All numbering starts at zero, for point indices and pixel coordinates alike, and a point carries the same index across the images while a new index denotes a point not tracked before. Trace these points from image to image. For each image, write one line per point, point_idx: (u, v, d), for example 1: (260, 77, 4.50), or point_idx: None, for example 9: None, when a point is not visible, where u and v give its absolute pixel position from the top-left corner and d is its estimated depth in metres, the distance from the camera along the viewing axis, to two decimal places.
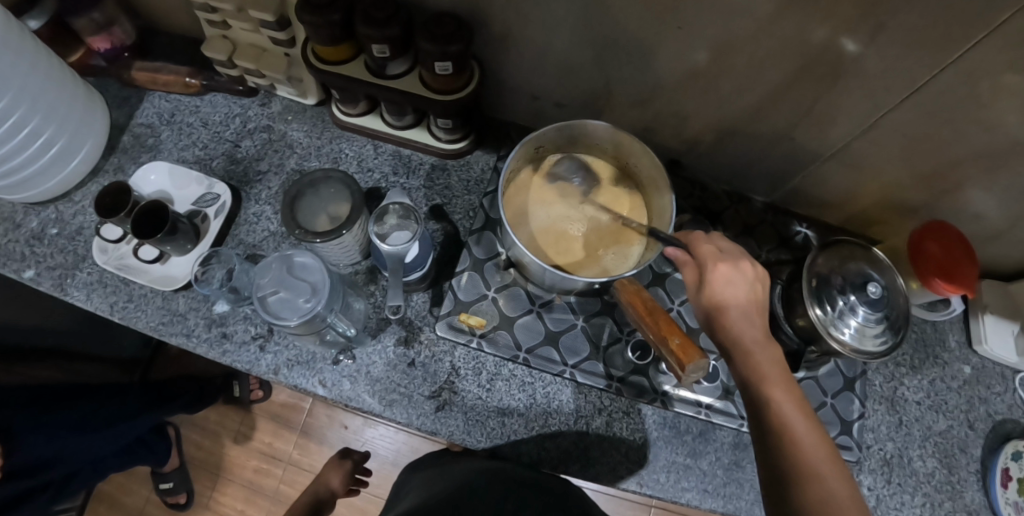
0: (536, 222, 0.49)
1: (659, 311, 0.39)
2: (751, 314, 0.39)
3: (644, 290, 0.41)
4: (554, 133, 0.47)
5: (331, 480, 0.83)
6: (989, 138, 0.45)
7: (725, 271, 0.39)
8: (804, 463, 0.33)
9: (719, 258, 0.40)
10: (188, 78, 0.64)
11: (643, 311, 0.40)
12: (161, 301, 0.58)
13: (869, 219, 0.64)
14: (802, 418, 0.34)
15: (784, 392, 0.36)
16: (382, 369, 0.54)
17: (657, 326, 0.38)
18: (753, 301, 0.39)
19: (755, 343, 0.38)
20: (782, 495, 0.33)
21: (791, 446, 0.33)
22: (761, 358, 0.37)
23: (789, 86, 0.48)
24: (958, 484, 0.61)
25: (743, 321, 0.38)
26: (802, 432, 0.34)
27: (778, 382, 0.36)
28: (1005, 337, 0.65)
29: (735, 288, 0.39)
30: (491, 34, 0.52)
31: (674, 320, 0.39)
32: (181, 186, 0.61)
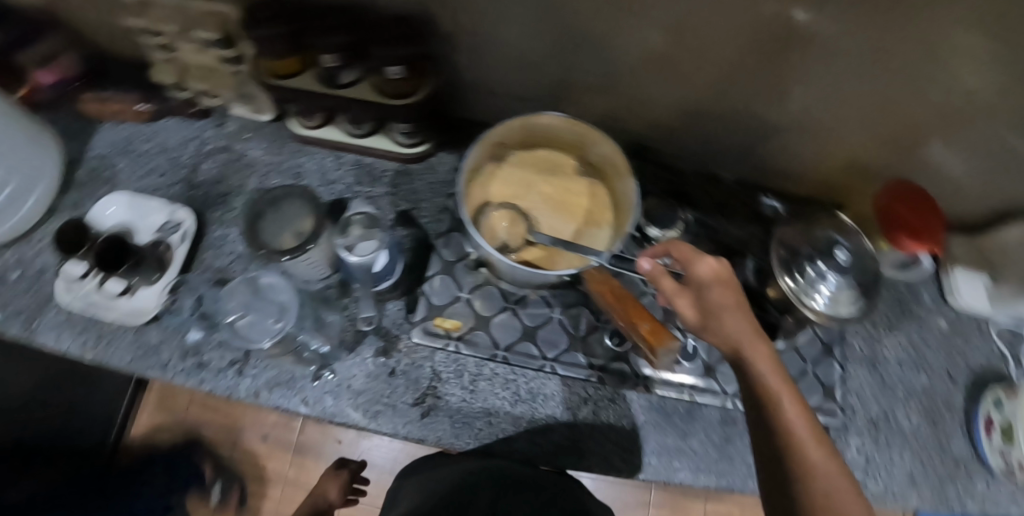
0: (517, 215, 0.48)
1: (626, 296, 0.41)
2: (741, 304, 0.38)
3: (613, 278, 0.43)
4: (510, 128, 0.47)
5: (328, 490, 0.85)
6: (942, 96, 0.46)
7: (702, 268, 0.39)
8: (800, 458, 0.31)
9: (694, 259, 0.40)
10: (138, 105, 0.62)
11: (614, 300, 0.41)
12: (133, 336, 0.57)
13: (837, 185, 0.65)
14: (797, 410, 0.33)
15: (778, 384, 0.34)
16: (363, 381, 0.54)
17: (625, 312, 0.41)
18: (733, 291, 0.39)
19: (748, 332, 0.36)
20: (780, 492, 0.32)
21: (787, 441, 0.32)
22: (755, 349, 0.36)
23: (744, 61, 0.47)
24: (944, 437, 0.63)
25: (731, 315, 0.37)
26: (797, 426, 0.32)
27: (771, 372, 0.34)
28: (978, 290, 0.66)
29: (715, 282, 0.39)
30: (442, 35, 0.51)
31: (642, 305, 0.41)
32: (144, 216, 0.60)
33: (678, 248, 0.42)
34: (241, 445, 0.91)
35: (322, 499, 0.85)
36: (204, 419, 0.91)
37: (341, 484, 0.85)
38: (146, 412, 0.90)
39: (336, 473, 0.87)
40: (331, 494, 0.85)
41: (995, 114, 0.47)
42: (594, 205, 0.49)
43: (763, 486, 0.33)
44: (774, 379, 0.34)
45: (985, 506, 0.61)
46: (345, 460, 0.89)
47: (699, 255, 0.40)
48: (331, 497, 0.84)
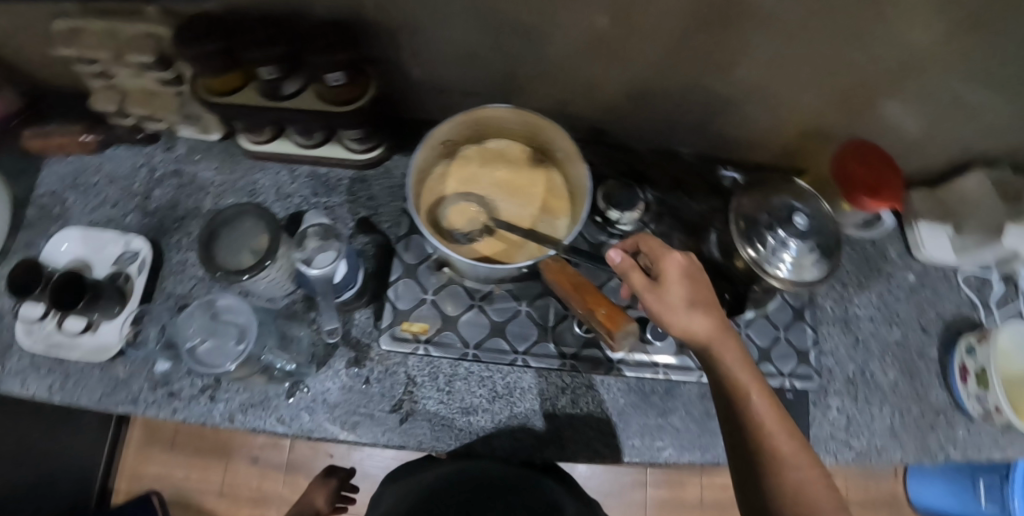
0: (484, 214, 0.47)
1: (584, 283, 0.41)
2: (711, 301, 0.38)
3: (569, 264, 0.42)
4: (456, 125, 0.46)
5: (316, 498, 0.83)
6: (885, 52, 0.46)
7: (670, 263, 0.39)
8: (775, 456, 0.33)
9: (663, 252, 0.40)
10: (83, 136, 0.59)
11: (570, 287, 0.41)
12: (100, 372, 0.55)
13: (795, 151, 0.65)
14: (770, 408, 0.35)
15: (751, 385, 0.36)
16: (338, 394, 0.53)
17: (583, 299, 0.41)
18: (703, 285, 0.39)
19: (721, 331, 0.37)
20: (755, 487, 0.34)
21: (762, 441, 0.34)
22: (727, 348, 0.37)
23: (688, 36, 0.47)
24: (922, 388, 0.63)
25: (701, 311, 0.37)
26: (772, 425, 0.34)
27: (745, 372, 0.36)
28: (942, 240, 0.67)
29: (682, 277, 0.39)
30: (381, 37, 0.51)
31: (601, 291, 0.41)
32: (100, 249, 0.59)
33: (647, 242, 0.41)
34: (233, 469, 0.90)
35: (309, 506, 0.82)
36: (194, 447, 0.90)
37: (329, 492, 0.84)
38: (132, 446, 0.89)
39: (325, 481, 0.85)
40: (319, 503, 0.82)
41: (939, 64, 0.47)
42: (550, 195, 0.49)
43: (737, 478, 0.36)
44: (747, 379, 0.36)
45: (967, 452, 0.62)
46: (335, 466, 0.88)
47: (667, 249, 0.40)
48: (319, 505, 0.82)
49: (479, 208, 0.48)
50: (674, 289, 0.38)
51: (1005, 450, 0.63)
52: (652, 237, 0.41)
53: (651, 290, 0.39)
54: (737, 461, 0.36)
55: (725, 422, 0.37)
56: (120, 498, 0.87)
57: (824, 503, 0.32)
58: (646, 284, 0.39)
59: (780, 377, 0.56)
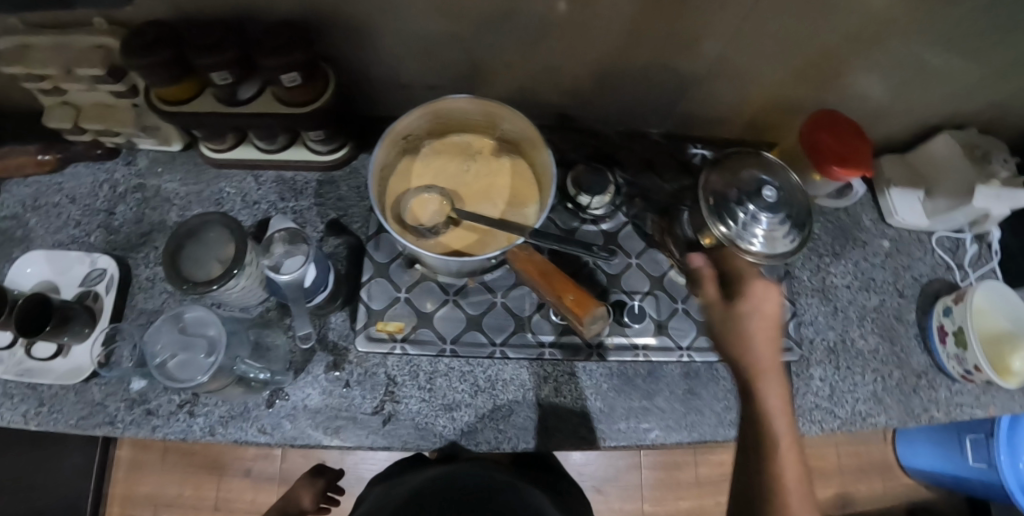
0: (448, 205, 0.46)
1: (552, 272, 0.42)
2: (773, 346, 0.41)
3: (540, 256, 0.43)
4: (415, 120, 0.45)
5: (303, 498, 0.78)
6: (845, 19, 0.46)
7: (756, 290, 0.42)
8: (784, 500, 0.36)
9: (755, 277, 0.43)
10: (40, 155, 0.57)
11: (540, 276, 0.42)
12: (75, 396, 0.53)
13: (765, 124, 0.65)
14: (791, 457, 0.38)
15: (783, 431, 0.38)
16: (319, 399, 0.52)
17: (553, 287, 0.41)
18: (773, 323, 0.41)
19: (772, 374, 0.40)
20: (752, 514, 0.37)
21: (778, 481, 0.37)
22: (773, 392, 0.40)
23: (648, 15, 0.46)
24: (903, 352, 0.64)
25: (763, 346, 0.40)
26: (789, 472, 0.37)
27: (781, 413, 0.39)
28: (913, 205, 0.68)
29: (755, 309, 0.41)
30: (337, 33, 0.49)
31: (570, 278, 0.42)
32: (66, 269, 0.56)
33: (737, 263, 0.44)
34: (226, 484, 0.88)
35: (294, 505, 0.77)
36: (185, 465, 0.88)
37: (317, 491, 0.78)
38: (120, 470, 0.87)
39: (313, 480, 0.80)
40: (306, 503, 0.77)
41: (898, 26, 0.47)
42: (519, 184, 0.48)
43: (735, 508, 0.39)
44: (780, 424, 0.38)
45: (950, 412, 0.63)
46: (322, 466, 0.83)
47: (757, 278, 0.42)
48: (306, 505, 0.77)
49: (443, 198, 0.46)
50: (744, 320, 0.41)
51: (987, 408, 0.64)
52: (741, 258, 0.45)
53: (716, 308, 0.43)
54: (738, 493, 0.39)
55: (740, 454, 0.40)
56: None
57: None
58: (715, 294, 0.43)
59: None
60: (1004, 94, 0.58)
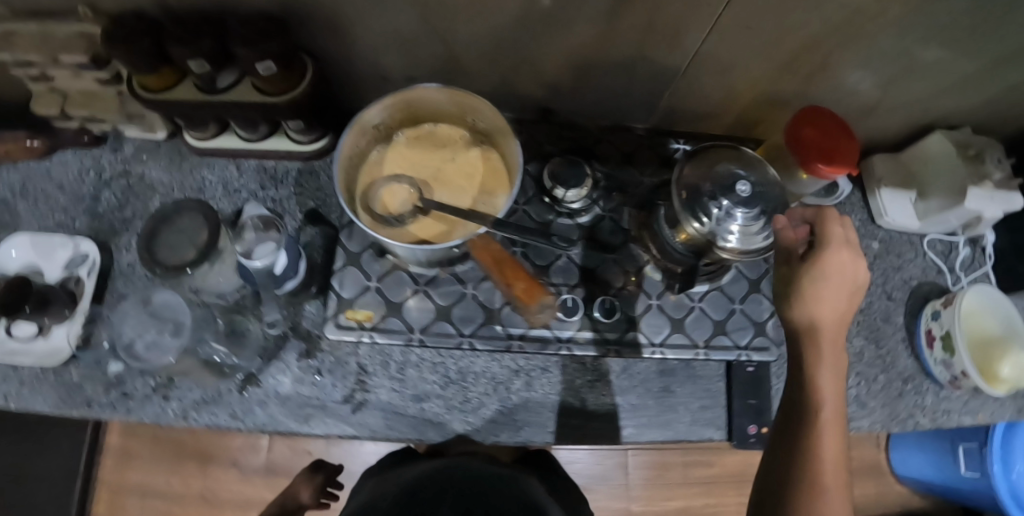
0: (416, 193, 0.46)
1: (504, 260, 0.51)
2: (836, 334, 0.45)
3: (493, 243, 0.51)
4: (384, 108, 0.45)
5: (300, 492, 0.77)
6: (829, 13, 0.44)
7: (843, 254, 0.45)
8: (818, 439, 0.42)
9: (844, 242, 0.45)
10: (28, 140, 0.58)
11: (492, 263, 0.51)
12: (54, 377, 0.54)
13: (751, 119, 0.64)
14: (833, 428, 0.43)
15: (831, 418, 0.43)
16: (290, 386, 0.53)
17: (504, 274, 0.51)
18: (847, 286, 0.45)
19: (831, 362, 0.44)
20: (788, 446, 0.43)
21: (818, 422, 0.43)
22: (827, 352, 0.44)
23: (626, 9, 0.45)
24: (889, 356, 0.63)
25: (830, 307, 0.44)
26: (829, 453, 0.42)
27: (833, 371, 0.44)
28: (904, 206, 0.66)
29: (832, 288, 0.44)
30: (312, 24, 0.49)
31: (523, 268, 0.51)
32: (49, 254, 0.57)
33: (828, 227, 0.46)
34: (213, 473, 0.89)
35: (293, 502, 0.75)
36: (172, 454, 0.88)
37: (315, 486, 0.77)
38: (109, 458, 0.87)
39: (310, 476, 0.79)
40: (303, 496, 0.76)
41: (887, 21, 0.46)
42: (489, 175, 0.48)
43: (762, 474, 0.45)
44: (830, 411, 0.43)
45: (937, 418, 0.62)
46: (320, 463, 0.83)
47: (841, 244, 0.45)
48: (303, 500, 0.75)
49: (411, 187, 0.46)
50: (818, 279, 0.45)
51: (976, 414, 0.62)
52: (838, 226, 0.46)
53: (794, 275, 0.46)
54: (771, 464, 0.44)
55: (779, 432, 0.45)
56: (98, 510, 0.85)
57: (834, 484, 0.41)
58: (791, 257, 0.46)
59: (736, 350, 0.54)
60: (998, 93, 0.57)
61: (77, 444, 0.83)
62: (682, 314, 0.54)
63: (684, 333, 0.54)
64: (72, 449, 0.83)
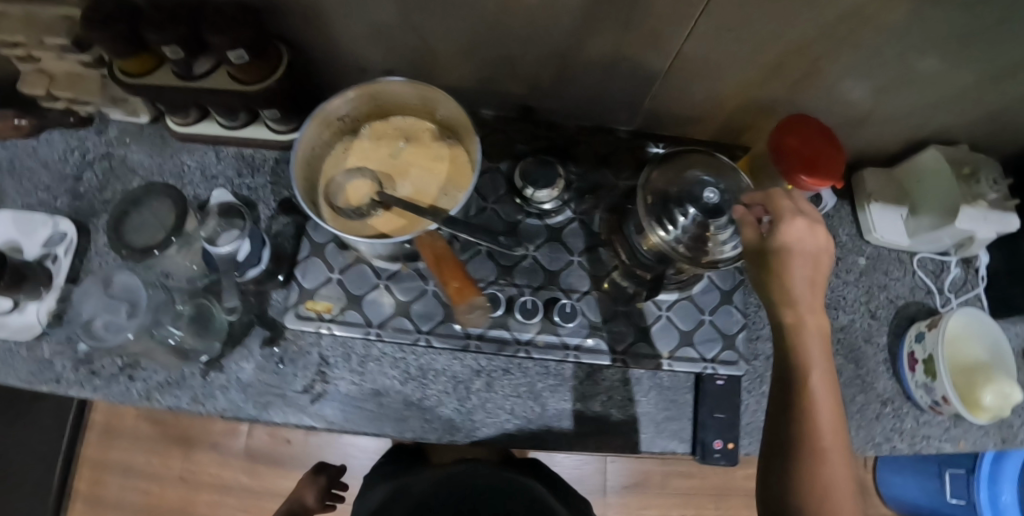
0: (376, 188, 0.46)
1: (447, 257, 0.42)
2: (819, 313, 0.37)
3: (440, 239, 0.42)
4: (349, 101, 0.45)
5: (305, 495, 0.77)
6: (810, 20, 0.42)
7: (797, 225, 0.36)
8: (818, 454, 0.33)
9: (798, 212, 0.37)
10: (16, 119, 0.59)
11: (434, 261, 0.42)
12: (26, 351, 0.55)
13: (738, 126, 0.62)
14: (834, 436, 0.33)
15: (827, 420, 0.34)
16: (252, 373, 0.53)
17: (442, 273, 0.42)
18: (815, 260, 0.37)
19: (819, 353, 0.35)
20: (777, 468, 0.34)
21: (810, 431, 0.33)
22: (812, 337, 0.36)
23: (599, 9, 0.44)
24: (868, 376, 0.61)
25: (804, 286, 0.36)
26: (834, 468, 0.33)
27: (823, 364, 0.35)
28: (894, 222, 0.64)
29: (803, 268, 0.36)
30: (285, 15, 0.49)
31: (460, 265, 0.43)
32: (30, 231, 0.58)
33: (777, 200, 0.38)
34: (193, 455, 0.91)
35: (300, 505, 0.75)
36: (154, 434, 0.91)
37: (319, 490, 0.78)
38: (93, 434, 0.90)
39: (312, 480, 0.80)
40: (308, 501, 0.76)
41: (882, 27, 0.43)
42: (453, 170, 0.48)
43: (761, 501, 0.36)
44: (827, 413, 0.34)
45: (914, 444, 0.59)
46: (323, 465, 0.84)
47: (794, 212, 0.37)
48: (309, 504, 0.76)
49: (373, 181, 0.46)
50: (784, 256, 0.36)
51: (957, 442, 0.60)
52: (788, 197, 0.38)
53: (762, 265, 0.38)
54: (765, 494, 0.35)
55: (768, 450, 0.36)
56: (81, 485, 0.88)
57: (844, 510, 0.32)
58: (752, 243, 0.38)
59: (702, 363, 0.53)
60: (996, 110, 0.54)
61: (61, 418, 0.85)
62: (647, 322, 0.53)
63: (649, 342, 0.53)
64: (57, 423, 0.85)
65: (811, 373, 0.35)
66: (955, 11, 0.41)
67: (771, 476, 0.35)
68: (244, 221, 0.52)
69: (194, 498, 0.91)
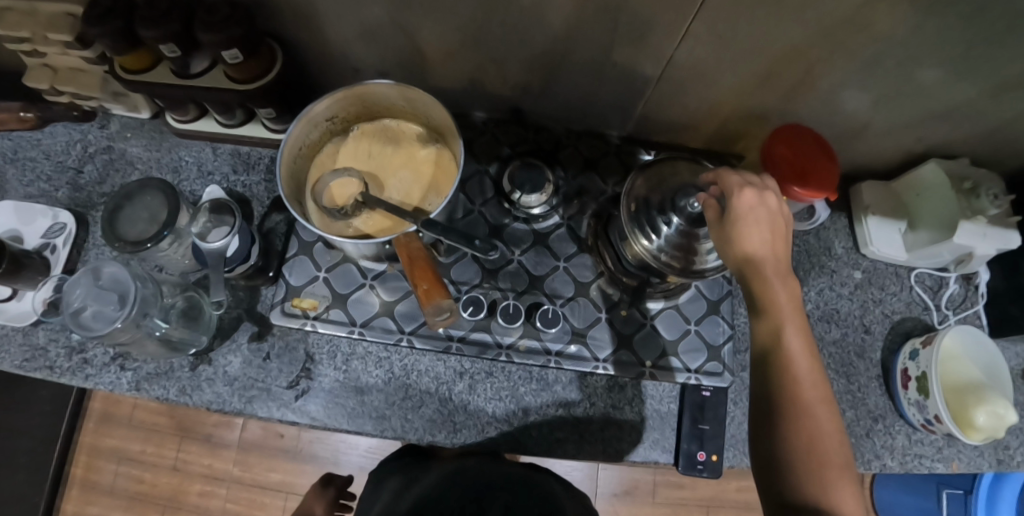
0: (361, 188, 0.46)
1: (420, 256, 0.42)
2: (784, 272, 0.39)
3: (418, 240, 0.42)
4: (334, 103, 0.46)
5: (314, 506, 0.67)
6: (798, 26, 0.42)
7: (747, 195, 0.39)
8: (799, 406, 0.35)
9: (746, 184, 0.39)
10: (21, 112, 0.60)
11: (407, 261, 0.42)
12: (22, 338, 0.56)
13: (732, 136, 0.62)
14: (812, 385, 0.36)
15: (805, 375, 0.36)
16: (239, 367, 0.54)
17: (411, 272, 0.41)
18: (769, 221, 0.39)
19: (792, 314, 0.37)
20: (766, 427, 0.35)
21: (788, 383, 0.35)
22: (783, 295, 0.38)
23: (584, 10, 0.44)
24: (859, 392, 0.60)
25: (765, 249, 0.38)
26: (820, 417, 0.34)
27: (793, 321, 0.37)
28: (891, 235, 0.63)
29: (761, 230, 0.38)
30: (277, 14, 0.49)
31: (430, 265, 0.42)
32: (29, 221, 0.60)
33: (726, 178, 0.41)
34: (187, 446, 0.94)
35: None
36: (152, 423, 0.94)
37: (329, 501, 0.68)
38: (90, 421, 0.94)
39: (321, 491, 0.69)
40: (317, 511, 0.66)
41: (872, 35, 0.42)
42: (439, 173, 0.48)
43: (758, 474, 0.36)
44: (805, 370, 0.36)
45: (906, 462, 0.58)
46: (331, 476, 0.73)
47: (742, 185, 0.39)
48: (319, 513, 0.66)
49: (358, 181, 0.47)
50: (740, 223, 0.38)
51: (949, 462, 0.59)
52: (736, 173, 0.41)
53: (724, 239, 0.39)
54: (758, 458, 0.36)
55: (756, 417, 0.37)
56: (78, 469, 0.92)
57: (834, 456, 0.33)
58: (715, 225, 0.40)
59: (686, 373, 0.52)
60: (994, 123, 0.53)
61: (61, 404, 0.87)
62: (632, 330, 0.53)
63: (631, 350, 0.53)
64: (57, 409, 0.87)
65: (784, 331, 0.37)
66: (950, 20, 0.40)
67: (763, 440, 0.35)
68: (234, 219, 0.53)
69: (187, 487, 0.92)
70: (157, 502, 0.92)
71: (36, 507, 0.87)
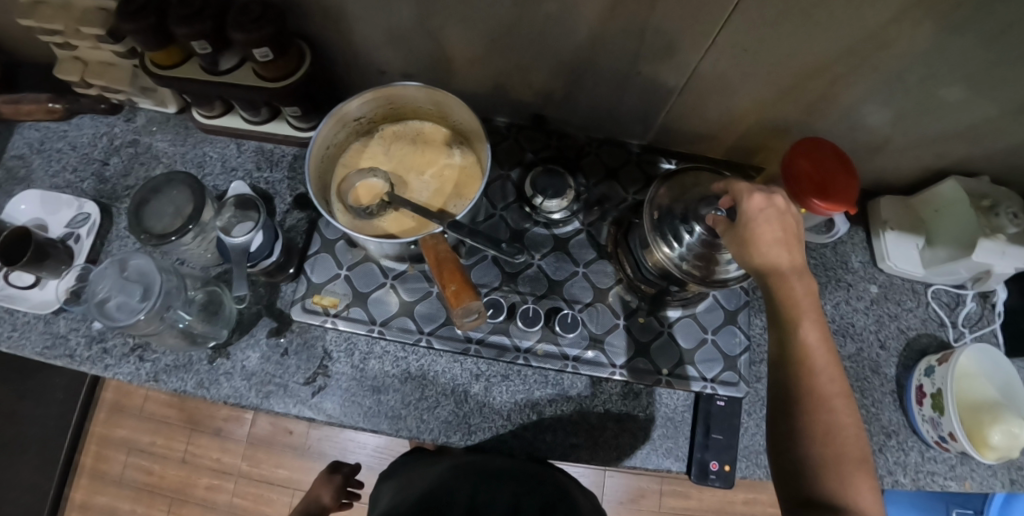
0: (387, 189, 0.47)
1: (447, 258, 0.42)
2: (801, 269, 0.38)
3: (444, 242, 0.42)
4: (365, 104, 0.47)
5: (321, 494, 0.64)
6: (825, 41, 0.42)
7: (757, 199, 0.39)
8: (815, 402, 0.34)
9: (756, 189, 0.39)
10: (50, 104, 0.61)
11: (434, 264, 0.42)
12: (43, 326, 0.57)
13: (752, 147, 0.62)
14: (831, 379, 0.35)
15: (824, 370, 0.35)
16: (257, 362, 0.54)
17: (440, 274, 0.42)
18: (780, 221, 0.38)
19: (810, 309, 0.36)
20: (783, 425, 0.36)
21: (805, 379, 0.35)
22: (800, 290, 0.37)
23: (612, 18, 0.44)
24: (873, 407, 0.59)
25: (778, 249, 0.37)
26: (839, 412, 0.34)
27: (811, 317, 0.36)
28: (907, 252, 0.63)
29: (773, 229, 0.38)
30: (307, 16, 0.50)
31: (459, 267, 0.42)
32: (54, 211, 0.61)
33: (736, 185, 0.41)
34: (197, 439, 0.94)
35: (316, 505, 0.63)
36: (162, 416, 0.95)
37: (337, 487, 0.66)
38: (102, 411, 0.95)
39: (327, 478, 0.67)
40: (325, 500, 0.64)
41: (898, 53, 0.43)
42: (464, 177, 0.49)
43: (777, 473, 0.36)
44: (823, 366, 0.35)
45: (918, 479, 0.58)
46: (337, 463, 0.71)
47: (752, 191, 0.39)
48: (326, 502, 0.64)
49: (384, 182, 0.47)
50: (750, 226, 0.38)
51: (962, 481, 0.58)
52: (745, 181, 0.41)
53: (739, 243, 0.39)
54: (777, 459, 0.36)
55: (774, 411, 0.37)
56: (88, 458, 0.93)
57: (853, 451, 0.33)
58: (727, 230, 0.40)
59: (703, 382, 0.53)
60: (1015, 143, 0.53)
61: (75, 393, 0.89)
62: (649, 338, 0.53)
63: (648, 358, 0.53)
64: (70, 398, 0.88)
65: (801, 328, 0.36)
66: (977, 41, 0.40)
67: (779, 438, 0.36)
68: (258, 214, 0.53)
69: (195, 479, 0.93)
70: (164, 494, 0.93)
71: (46, 495, 0.88)
